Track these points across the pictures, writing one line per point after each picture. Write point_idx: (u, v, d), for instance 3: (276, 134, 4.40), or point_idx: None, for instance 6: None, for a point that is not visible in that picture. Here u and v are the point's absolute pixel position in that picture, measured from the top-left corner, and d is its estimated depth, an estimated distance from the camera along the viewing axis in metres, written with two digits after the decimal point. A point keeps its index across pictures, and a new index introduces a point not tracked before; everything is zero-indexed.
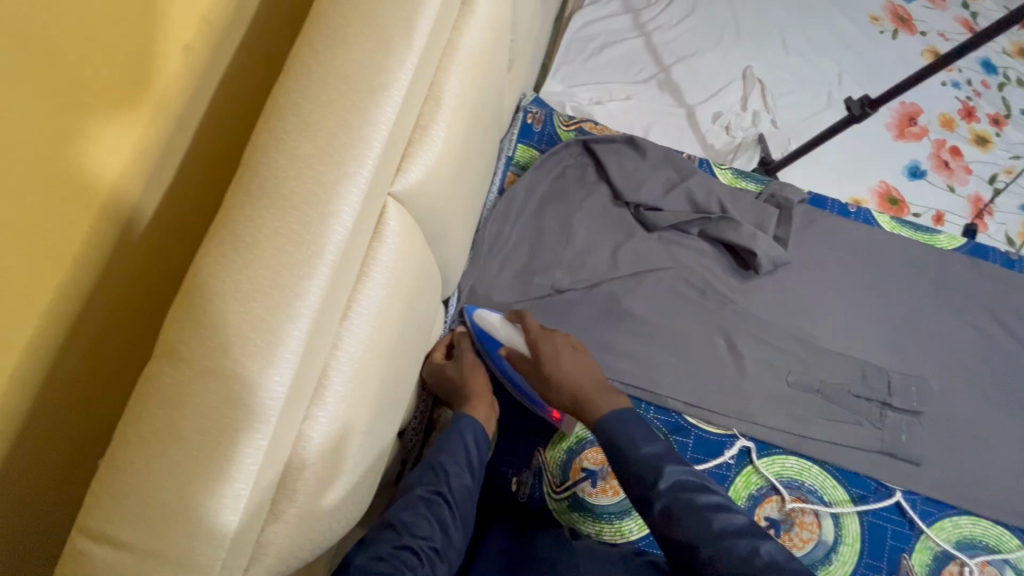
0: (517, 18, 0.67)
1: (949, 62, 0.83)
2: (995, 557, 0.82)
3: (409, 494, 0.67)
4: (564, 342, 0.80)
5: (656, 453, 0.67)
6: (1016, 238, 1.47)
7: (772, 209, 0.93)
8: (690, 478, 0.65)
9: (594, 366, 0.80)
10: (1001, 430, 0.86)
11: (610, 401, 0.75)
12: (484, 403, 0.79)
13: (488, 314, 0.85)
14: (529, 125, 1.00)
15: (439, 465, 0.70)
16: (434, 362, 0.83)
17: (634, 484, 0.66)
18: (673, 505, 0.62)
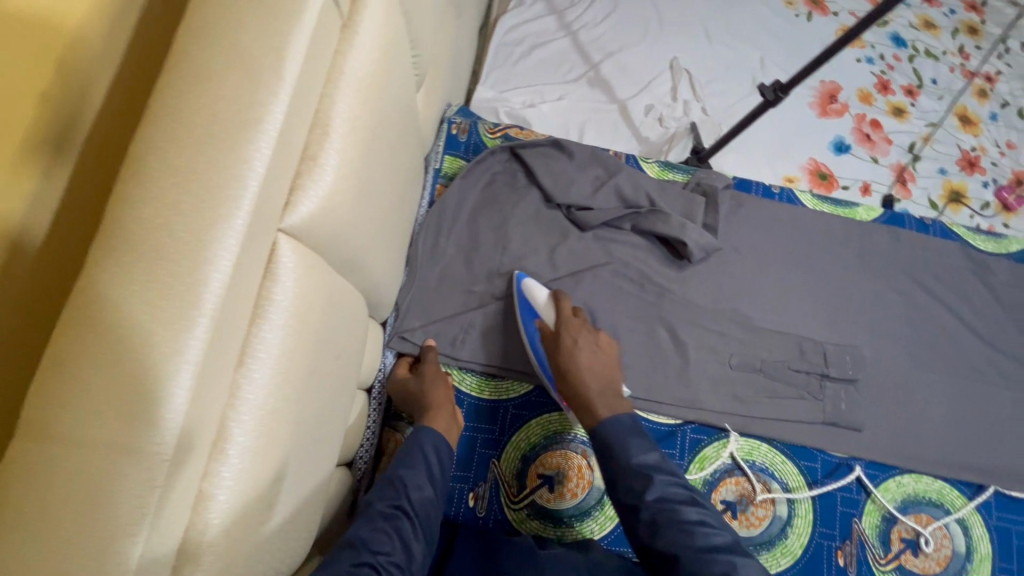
0: (411, 31, 0.66)
1: (846, 42, 0.87)
2: (937, 510, 0.86)
3: (368, 511, 0.65)
4: (591, 339, 0.82)
5: (649, 462, 0.69)
6: (938, 200, 1.55)
7: (699, 198, 0.95)
8: (678, 491, 0.67)
9: (614, 372, 0.80)
10: (932, 388, 0.90)
11: (612, 407, 0.76)
12: (445, 413, 0.78)
13: (535, 286, 0.87)
14: (454, 136, 0.99)
15: (400, 478, 0.69)
16: (396, 378, 0.82)
17: (622, 493, 0.68)
18: (658, 517, 0.64)
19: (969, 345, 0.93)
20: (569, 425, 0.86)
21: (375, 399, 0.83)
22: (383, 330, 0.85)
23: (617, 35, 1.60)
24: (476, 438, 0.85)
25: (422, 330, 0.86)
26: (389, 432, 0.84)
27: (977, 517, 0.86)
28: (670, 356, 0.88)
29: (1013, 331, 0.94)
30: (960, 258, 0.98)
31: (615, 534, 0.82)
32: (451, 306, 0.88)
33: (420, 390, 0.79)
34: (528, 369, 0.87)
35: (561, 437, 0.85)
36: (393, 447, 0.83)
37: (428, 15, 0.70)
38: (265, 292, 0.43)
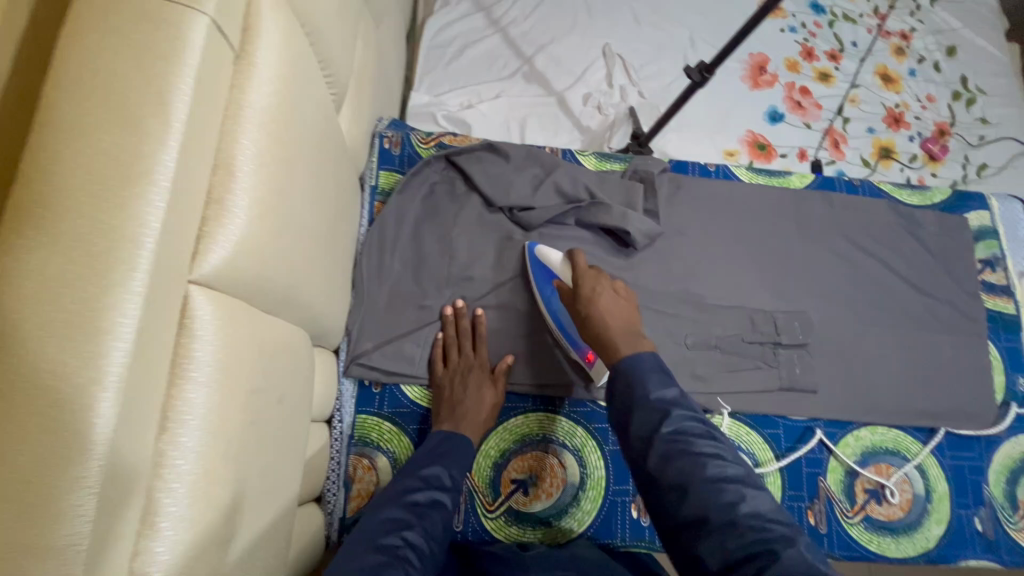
0: (318, 50, 0.64)
1: (760, 19, 0.87)
2: (896, 458, 0.90)
3: (402, 498, 0.68)
4: (611, 288, 0.79)
5: (669, 396, 0.65)
6: (870, 158, 1.61)
7: (637, 184, 0.95)
8: (694, 425, 0.64)
9: (634, 314, 0.77)
10: (877, 342, 0.94)
11: (633, 344, 0.71)
12: (473, 427, 0.79)
13: (548, 251, 0.87)
14: (387, 150, 0.97)
15: (449, 471, 0.73)
16: (454, 373, 0.83)
17: (635, 423, 0.65)
18: (672, 448, 0.61)
19: (907, 297, 0.97)
20: (536, 425, 0.86)
21: (336, 428, 0.81)
22: (338, 357, 0.83)
23: (547, 27, 1.59)
24: None
25: (377, 351, 0.84)
26: (357, 457, 0.82)
27: (932, 459, 0.90)
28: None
29: (945, 279, 0.99)
30: (891, 214, 1.02)
31: (595, 527, 0.82)
32: (404, 323, 0.87)
33: (476, 368, 0.83)
34: None
35: (530, 439, 0.85)
36: (362, 473, 0.81)
37: (337, 32, 0.68)
38: (182, 350, 0.41)
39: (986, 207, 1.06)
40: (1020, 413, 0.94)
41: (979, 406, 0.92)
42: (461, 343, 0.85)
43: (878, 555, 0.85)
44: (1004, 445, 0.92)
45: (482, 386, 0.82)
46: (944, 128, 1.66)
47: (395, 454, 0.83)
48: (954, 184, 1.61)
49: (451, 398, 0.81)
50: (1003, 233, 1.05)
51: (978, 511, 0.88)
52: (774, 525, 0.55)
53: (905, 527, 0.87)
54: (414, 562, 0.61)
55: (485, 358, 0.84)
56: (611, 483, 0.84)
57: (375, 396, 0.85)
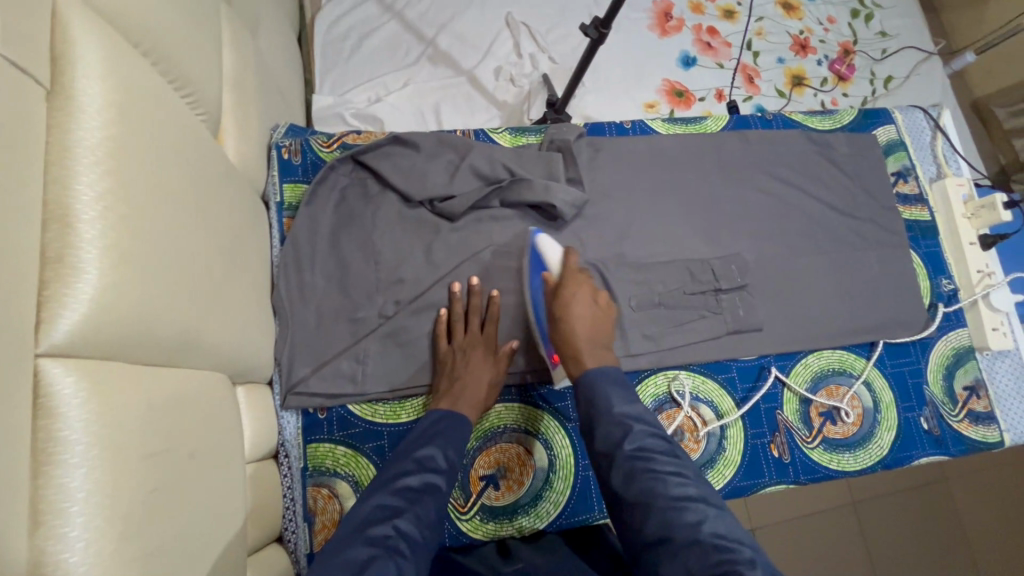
0: (166, 68, 0.57)
1: None
2: (843, 377, 0.93)
3: (390, 483, 0.66)
4: (591, 299, 0.81)
5: (632, 414, 0.68)
6: (784, 89, 1.64)
7: (555, 154, 0.91)
8: (656, 442, 0.66)
9: (602, 328, 0.79)
10: (810, 270, 0.96)
11: (598, 359, 0.75)
12: (468, 402, 0.77)
13: (547, 241, 0.84)
14: (287, 161, 0.89)
15: (444, 452, 0.70)
16: (457, 350, 0.80)
17: (600, 439, 0.67)
18: (634, 465, 0.64)
19: (832, 221, 1.00)
20: (496, 417, 0.84)
21: (285, 464, 0.77)
22: (273, 391, 0.78)
23: (444, 3, 1.52)
24: None
25: (315, 375, 0.80)
26: (315, 488, 0.77)
27: (876, 372, 0.94)
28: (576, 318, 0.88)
29: (863, 197, 1.02)
30: (805, 142, 1.03)
31: (571, 505, 0.82)
32: (339, 340, 0.82)
33: (482, 346, 0.81)
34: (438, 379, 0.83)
35: (493, 433, 0.83)
36: (323, 504, 0.77)
37: (191, 43, 0.62)
38: (46, 436, 0.36)
39: (891, 121, 1.09)
40: (948, 312, 0.98)
41: (910, 312, 0.96)
42: (470, 319, 0.83)
43: (839, 471, 0.89)
44: (937, 344, 0.97)
45: (487, 365, 0.80)
46: (848, 48, 1.71)
47: (355, 477, 0.78)
48: (864, 102, 1.67)
49: (452, 372, 0.79)
50: (910, 143, 1.08)
51: (923, 411, 0.93)
52: (733, 544, 0.57)
53: (861, 440, 0.91)
54: (407, 552, 0.59)
55: (493, 337, 0.83)
56: (579, 458, 0.84)
57: (322, 422, 0.80)
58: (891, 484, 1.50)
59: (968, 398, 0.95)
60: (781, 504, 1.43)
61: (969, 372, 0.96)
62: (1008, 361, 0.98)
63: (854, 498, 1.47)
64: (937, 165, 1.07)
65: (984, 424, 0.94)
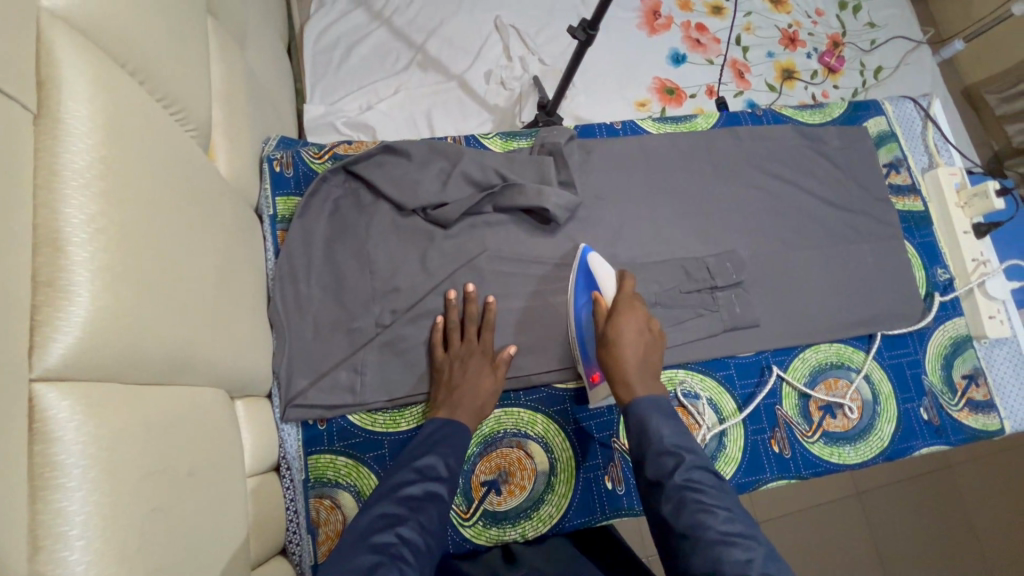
0: (154, 88, 0.58)
1: None
2: (841, 370, 0.93)
3: (394, 492, 0.66)
4: (644, 323, 0.79)
5: (684, 445, 0.67)
6: (775, 83, 1.65)
7: (547, 158, 0.91)
8: (707, 476, 0.65)
9: (653, 352, 0.78)
10: (805, 265, 0.96)
11: (648, 387, 0.73)
12: (467, 410, 0.77)
13: (598, 261, 0.85)
14: (280, 173, 0.90)
15: (444, 461, 0.70)
16: (457, 358, 0.81)
17: (651, 469, 0.66)
18: (684, 496, 0.62)
19: (825, 215, 1.00)
20: (495, 423, 0.84)
21: (286, 476, 0.77)
22: (272, 403, 0.78)
23: (432, 8, 1.52)
24: None
25: (313, 387, 0.80)
26: (317, 499, 0.77)
27: (874, 364, 0.94)
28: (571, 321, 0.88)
29: (856, 189, 1.02)
30: (797, 137, 1.03)
31: (573, 508, 0.82)
32: (337, 351, 0.82)
33: (479, 355, 0.81)
34: None
35: (492, 438, 0.83)
36: (326, 515, 0.77)
37: (179, 62, 0.62)
38: (42, 460, 0.37)
39: (882, 112, 1.09)
40: (944, 301, 0.98)
41: (906, 303, 0.97)
42: (466, 328, 0.83)
43: (840, 465, 0.89)
44: (934, 335, 0.97)
45: (485, 373, 0.80)
46: (837, 40, 1.71)
47: (357, 487, 0.79)
48: (855, 93, 1.68)
49: (450, 381, 0.79)
50: (900, 133, 1.08)
51: (922, 401, 0.93)
52: None
53: (861, 433, 0.91)
54: (411, 559, 0.59)
55: (490, 345, 0.83)
56: (580, 461, 0.84)
57: (322, 433, 0.80)
58: (895, 474, 1.50)
59: (967, 387, 0.95)
60: (786, 498, 1.43)
61: (967, 361, 0.96)
62: (1006, 348, 0.99)
63: (858, 489, 1.47)
64: (929, 155, 1.07)
65: (983, 412, 0.94)
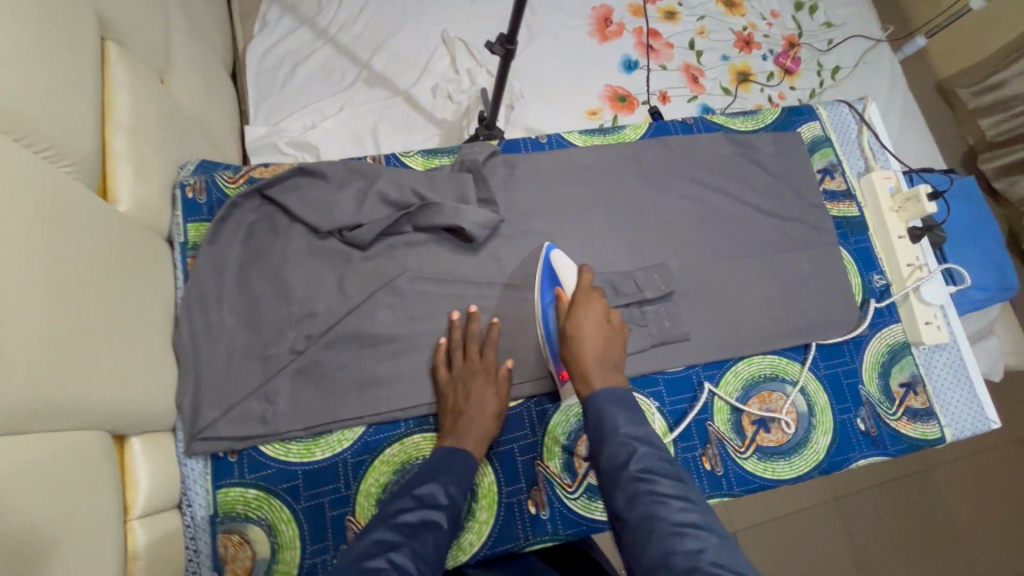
0: (16, 125, 0.57)
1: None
2: (775, 383, 0.91)
3: (388, 518, 0.64)
4: (602, 315, 0.81)
5: (639, 436, 0.66)
6: (730, 86, 1.63)
7: (465, 175, 0.90)
8: (662, 464, 0.63)
9: (613, 344, 0.79)
10: (737, 276, 0.94)
11: (606, 378, 0.74)
12: (476, 434, 0.77)
13: (562, 257, 0.87)
14: (192, 200, 0.88)
15: (445, 488, 0.69)
16: (450, 381, 0.80)
17: (604, 461, 0.65)
18: (637, 487, 0.61)
19: (760, 222, 0.98)
20: (413, 449, 0.82)
21: (189, 513, 0.75)
22: (177, 436, 0.77)
23: (378, 24, 1.51)
24: (323, 502, 0.78)
25: (223, 419, 0.78)
26: (225, 535, 0.75)
27: (809, 375, 0.92)
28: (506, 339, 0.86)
29: (790, 196, 1.00)
30: (728, 144, 1.02)
31: (496, 535, 0.80)
32: (249, 381, 0.80)
33: (480, 374, 0.80)
34: (353, 412, 0.81)
35: (410, 465, 0.81)
36: (234, 551, 0.75)
37: (46, 96, 0.61)
38: None
39: (816, 118, 1.08)
40: (880, 307, 0.97)
41: (842, 311, 0.95)
42: (467, 346, 0.82)
43: (774, 480, 0.87)
44: (870, 342, 0.95)
45: (484, 394, 0.79)
46: (793, 41, 1.70)
47: (269, 520, 0.77)
48: (813, 93, 1.66)
49: (455, 405, 0.79)
50: (835, 139, 1.07)
51: (859, 411, 0.91)
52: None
53: (795, 446, 0.89)
54: None
55: (491, 361, 0.82)
56: (502, 485, 0.82)
57: (233, 465, 0.78)
58: (872, 478, 1.47)
59: (905, 395, 0.93)
60: (759, 507, 1.41)
61: (905, 368, 0.94)
62: (946, 354, 0.97)
63: (837, 495, 1.44)
64: (864, 160, 1.06)
65: (923, 420, 0.92)
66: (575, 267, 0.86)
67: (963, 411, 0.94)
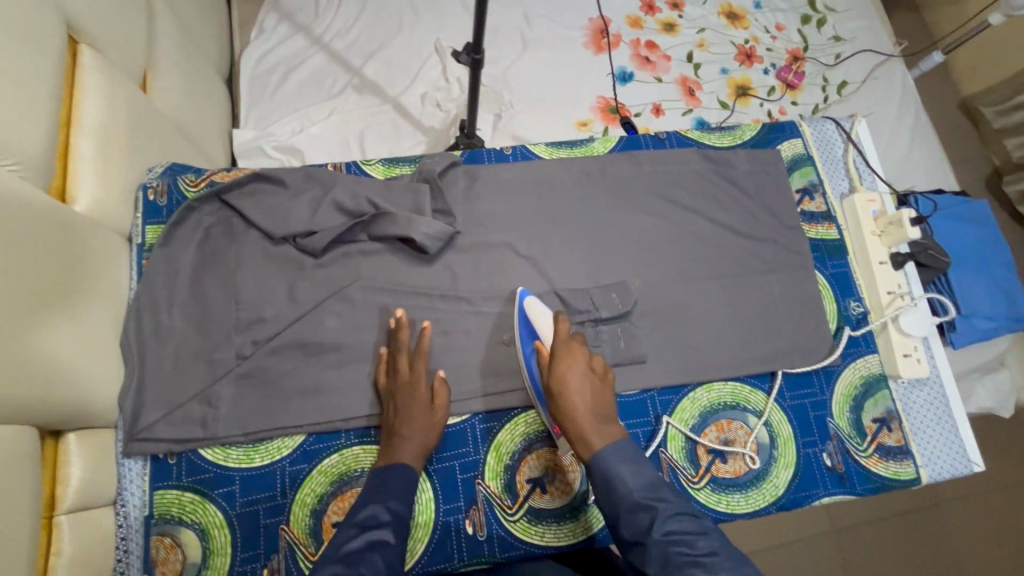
0: None
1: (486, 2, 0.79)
2: (736, 411, 0.87)
3: (339, 550, 0.65)
4: (585, 365, 0.77)
5: (657, 496, 0.67)
6: (728, 99, 1.59)
7: (422, 186, 0.89)
8: (686, 521, 0.64)
9: (602, 395, 0.76)
10: (703, 298, 0.91)
11: (606, 437, 0.72)
12: (410, 448, 0.76)
13: (537, 305, 0.82)
14: (153, 202, 0.91)
15: (386, 507, 0.70)
16: (386, 395, 0.79)
17: (628, 527, 0.66)
18: (668, 551, 0.62)
19: (730, 242, 0.94)
20: (352, 461, 0.81)
21: (121, 513, 0.76)
22: (117, 436, 0.78)
23: (372, 32, 1.53)
24: (257, 510, 0.78)
25: (164, 420, 0.78)
26: (158, 537, 0.75)
27: (774, 405, 0.88)
28: (453, 352, 0.85)
29: (765, 217, 0.96)
30: (701, 161, 0.98)
31: (430, 553, 0.78)
32: (193, 384, 0.80)
33: (409, 388, 0.78)
34: (293, 420, 0.80)
35: (348, 477, 0.80)
36: (166, 554, 0.75)
37: None
38: None
39: (798, 135, 1.03)
40: (856, 336, 0.92)
41: (812, 339, 0.90)
42: (398, 359, 0.81)
43: (727, 514, 0.82)
44: (843, 373, 0.90)
45: (419, 408, 0.77)
46: (797, 55, 1.65)
47: (203, 524, 0.77)
48: (816, 109, 1.61)
49: (389, 421, 0.77)
50: (818, 158, 1.03)
51: (826, 446, 0.87)
52: None
53: (754, 479, 0.84)
54: None
55: (421, 373, 0.80)
56: (440, 503, 0.80)
57: (172, 467, 0.78)
58: (873, 512, 1.39)
59: (879, 431, 0.88)
60: (747, 535, 1.35)
61: (880, 403, 0.89)
62: (926, 389, 0.91)
63: (834, 527, 1.37)
64: (849, 181, 1.02)
65: (896, 459, 0.87)
66: (551, 311, 0.83)
67: (942, 452, 0.88)
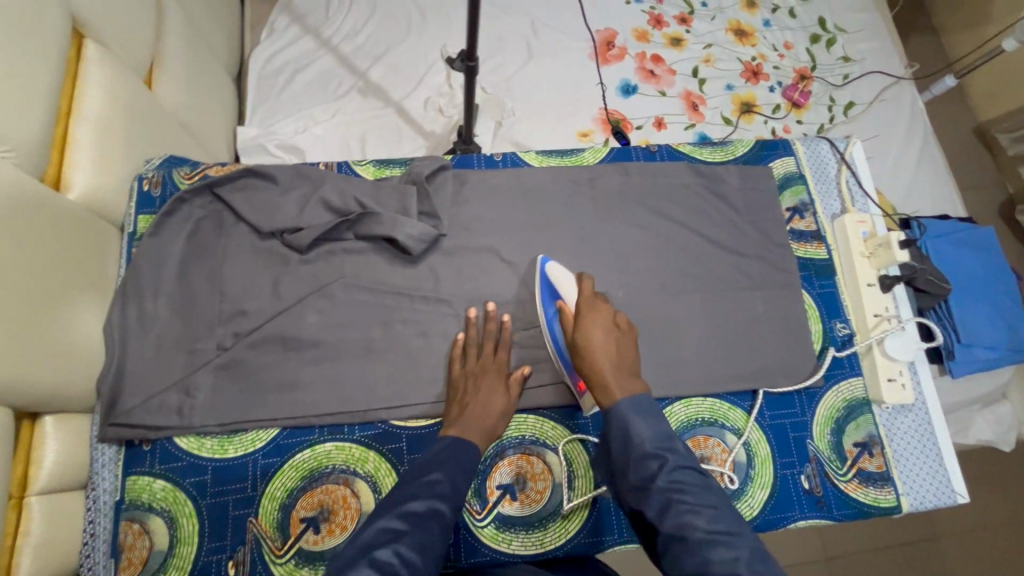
0: None
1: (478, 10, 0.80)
2: (713, 428, 0.86)
3: (397, 508, 0.67)
4: (608, 319, 0.78)
5: (666, 445, 0.67)
6: (731, 115, 1.58)
7: (409, 188, 0.90)
8: (691, 474, 0.65)
9: (625, 349, 0.76)
10: (686, 312, 0.90)
11: (627, 387, 0.72)
12: (478, 428, 0.77)
13: (557, 269, 0.84)
14: (147, 192, 0.93)
15: (450, 479, 0.71)
16: (458, 375, 0.82)
17: (633, 472, 0.66)
18: (669, 497, 0.62)
19: (716, 258, 0.94)
20: (324, 457, 0.81)
21: (92, 497, 0.77)
22: (93, 420, 0.79)
23: (380, 36, 1.55)
24: (226, 501, 0.78)
25: (141, 407, 0.79)
26: (126, 522, 0.76)
27: (752, 424, 0.86)
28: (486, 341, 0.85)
29: (753, 234, 0.95)
30: (691, 175, 0.98)
31: None
32: (172, 373, 0.82)
33: (490, 371, 0.81)
34: (268, 414, 0.81)
35: (318, 473, 0.80)
36: (133, 539, 0.76)
37: None
38: None
39: (791, 153, 1.03)
40: (840, 357, 0.90)
41: (795, 359, 0.89)
42: (481, 344, 0.84)
43: None
44: (825, 396, 0.89)
45: (493, 391, 0.80)
46: (805, 73, 1.65)
47: (171, 512, 0.77)
48: (821, 128, 1.60)
49: (461, 398, 0.80)
50: (810, 177, 1.02)
51: (805, 468, 0.85)
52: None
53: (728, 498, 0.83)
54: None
55: (502, 361, 0.83)
56: None
57: (145, 454, 0.79)
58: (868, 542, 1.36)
59: (859, 456, 0.86)
60: None
61: (862, 427, 0.87)
62: (910, 415, 0.89)
63: (827, 555, 1.34)
64: (841, 202, 1.01)
65: (876, 485, 0.85)
66: (570, 275, 0.84)
67: (924, 480, 0.86)
